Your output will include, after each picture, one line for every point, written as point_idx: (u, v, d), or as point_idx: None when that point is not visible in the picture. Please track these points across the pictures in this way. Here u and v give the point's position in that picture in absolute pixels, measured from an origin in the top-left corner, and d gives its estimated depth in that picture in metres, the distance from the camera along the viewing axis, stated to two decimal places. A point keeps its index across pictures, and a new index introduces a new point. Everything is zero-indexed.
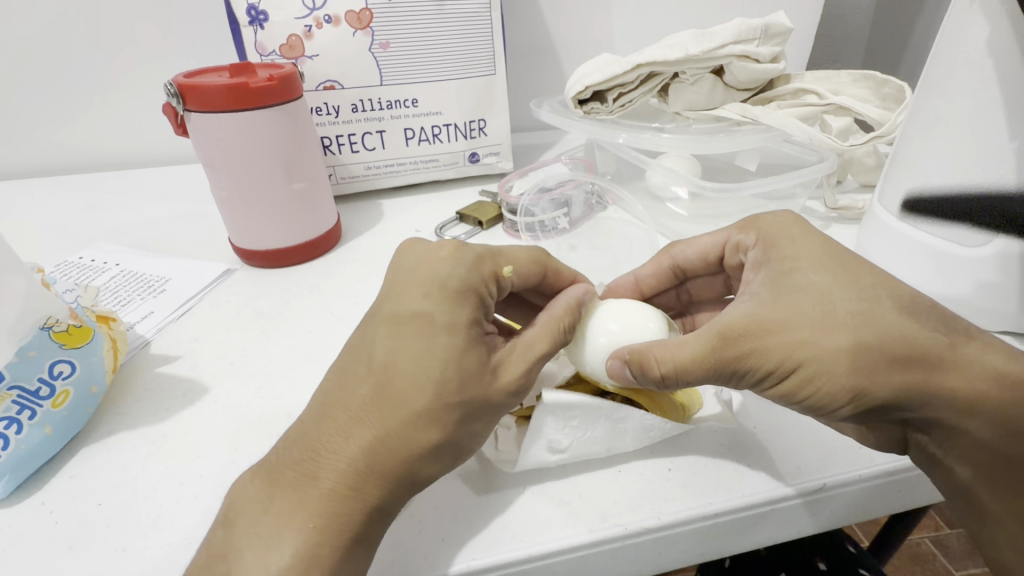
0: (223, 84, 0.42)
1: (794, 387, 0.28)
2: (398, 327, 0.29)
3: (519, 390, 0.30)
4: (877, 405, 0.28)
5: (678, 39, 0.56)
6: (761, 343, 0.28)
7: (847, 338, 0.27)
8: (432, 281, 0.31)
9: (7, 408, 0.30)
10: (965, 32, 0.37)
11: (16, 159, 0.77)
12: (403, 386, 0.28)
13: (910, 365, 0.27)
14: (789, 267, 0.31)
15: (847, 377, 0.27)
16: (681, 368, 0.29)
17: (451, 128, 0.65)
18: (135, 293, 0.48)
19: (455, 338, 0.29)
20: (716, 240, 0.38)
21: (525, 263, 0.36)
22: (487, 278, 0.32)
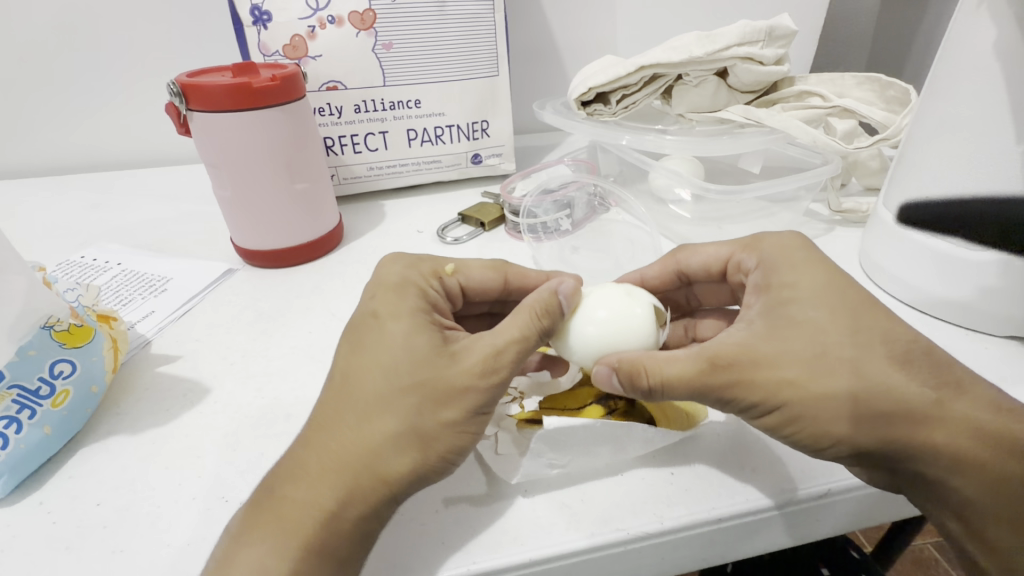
0: (226, 84, 0.42)
1: (778, 422, 0.28)
2: (354, 330, 0.32)
3: (488, 368, 0.28)
4: (862, 449, 0.28)
5: (682, 41, 0.56)
6: (752, 375, 0.28)
7: (837, 381, 0.27)
8: (377, 286, 0.33)
9: (7, 407, 0.30)
10: (972, 35, 0.36)
11: (20, 158, 0.77)
12: (356, 378, 0.29)
13: (898, 416, 0.27)
14: (788, 299, 0.30)
15: (832, 418, 0.27)
16: (667, 385, 0.29)
17: (453, 130, 0.65)
18: (137, 293, 0.48)
19: (397, 324, 0.30)
20: (724, 254, 0.37)
21: (479, 270, 0.37)
22: (427, 276, 0.35)
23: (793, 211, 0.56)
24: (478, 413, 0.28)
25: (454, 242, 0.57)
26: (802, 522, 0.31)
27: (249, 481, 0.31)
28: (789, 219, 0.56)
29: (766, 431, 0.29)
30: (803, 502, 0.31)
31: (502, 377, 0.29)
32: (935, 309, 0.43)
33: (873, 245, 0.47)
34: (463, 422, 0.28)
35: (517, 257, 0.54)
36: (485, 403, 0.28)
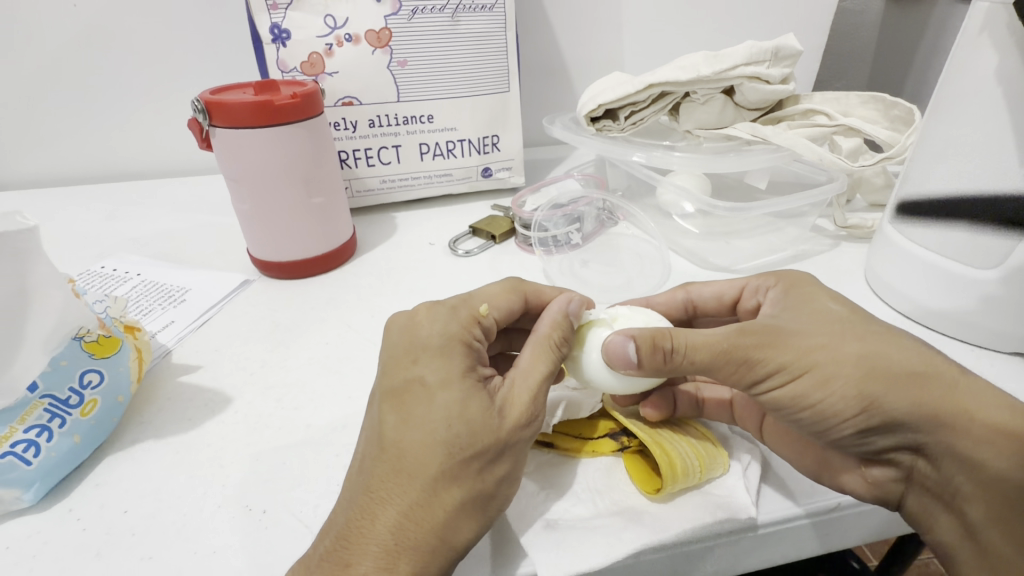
0: (249, 102, 0.44)
1: (803, 392, 0.29)
2: (397, 397, 0.30)
3: (528, 420, 0.30)
4: (887, 415, 0.28)
5: (690, 60, 0.57)
6: (779, 340, 0.30)
7: (861, 349, 0.29)
8: (418, 346, 0.31)
9: (40, 417, 0.31)
10: (975, 61, 0.37)
11: (39, 168, 0.79)
12: (416, 457, 0.28)
13: (922, 382, 0.28)
14: (807, 296, 0.33)
15: (861, 382, 0.28)
16: (694, 347, 0.30)
17: (464, 144, 0.67)
18: (157, 303, 0.49)
19: (451, 391, 0.29)
20: (735, 284, 0.39)
21: (502, 298, 0.37)
22: (467, 324, 0.33)
23: (800, 226, 0.56)
24: (520, 463, 0.31)
25: (465, 255, 0.58)
26: (823, 532, 0.32)
27: (271, 490, 0.32)
28: (796, 235, 0.57)
29: (786, 406, 0.30)
30: (819, 514, 0.31)
31: (537, 426, 0.31)
32: (942, 322, 0.43)
33: (878, 261, 0.48)
34: (512, 474, 0.30)
35: (527, 270, 0.55)
36: (525, 451, 0.31)
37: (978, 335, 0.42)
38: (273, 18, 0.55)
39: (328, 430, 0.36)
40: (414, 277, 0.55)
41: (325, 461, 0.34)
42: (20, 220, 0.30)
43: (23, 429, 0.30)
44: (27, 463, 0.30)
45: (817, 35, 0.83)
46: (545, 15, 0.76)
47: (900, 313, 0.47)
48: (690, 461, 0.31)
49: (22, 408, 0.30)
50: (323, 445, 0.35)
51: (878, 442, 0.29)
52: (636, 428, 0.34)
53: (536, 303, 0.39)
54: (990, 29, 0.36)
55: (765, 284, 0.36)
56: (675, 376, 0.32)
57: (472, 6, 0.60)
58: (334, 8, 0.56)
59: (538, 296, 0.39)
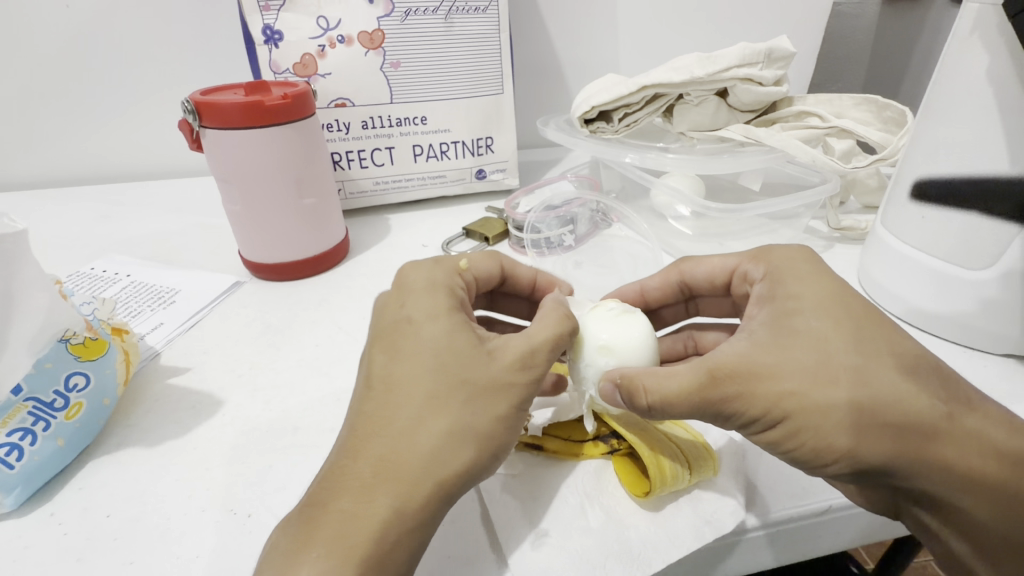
0: (240, 102, 0.44)
1: (778, 438, 0.28)
2: (387, 336, 0.30)
3: (529, 361, 0.29)
4: (867, 465, 0.27)
5: (684, 62, 0.57)
6: (753, 388, 0.27)
7: (840, 397, 0.26)
8: (405, 290, 0.32)
9: (23, 420, 0.30)
10: (964, 62, 0.37)
11: (31, 169, 0.78)
12: (403, 386, 0.28)
13: (904, 433, 0.26)
14: (790, 310, 0.30)
15: (836, 434, 0.26)
16: (667, 402, 0.29)
17: (458, 145, 0.66)
18: (146, 304, 0.49)
19: (438, 325, 0.30)
20: (727, 268, 0.37)
21: (483, 262, 0.37)
22: (454, 275, 0.35)
23: (793, 228, 0.57)
24: (523, 407, 0.29)
25: None
26: (806, 536, 0.33)
27: (258, 493, 0.32)
28: (790, 237, 0.57)
29: (763, 445, 0.29)
30: (804, 518, 0.31)
31: (541, 371, 0.30)
32: (936, 323, 0.43)
33: (872, 263, 0.48)
34: (510, 416, 0.29)
35: None
36: (528, 396, 0.29)
37: (969, 337, 0.42)
38: (266, 19, 0.55)
39: (316, 434, 0.36)
40: None
41: (312, 465, 0.33)
42: (8, 223, 0.30)
43: (6, 432, 0.29)
44: (10, 468, 0.29)
45: None
46: (540, 18, 0.76)
47: (895, 316, 0.46)
48: (679, 464, 0.31)
49: (6, 409, 0.30)
50: (311, 449, 0.34)
51: (860, 482, 0.28)
52: (624, 429, 0.34)
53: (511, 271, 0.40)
54: (980, 30, 0.36)
55: (754, 275, 0.35)
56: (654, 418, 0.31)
57: (465, 8, 0.60)
58: (326, 9, 0.56)
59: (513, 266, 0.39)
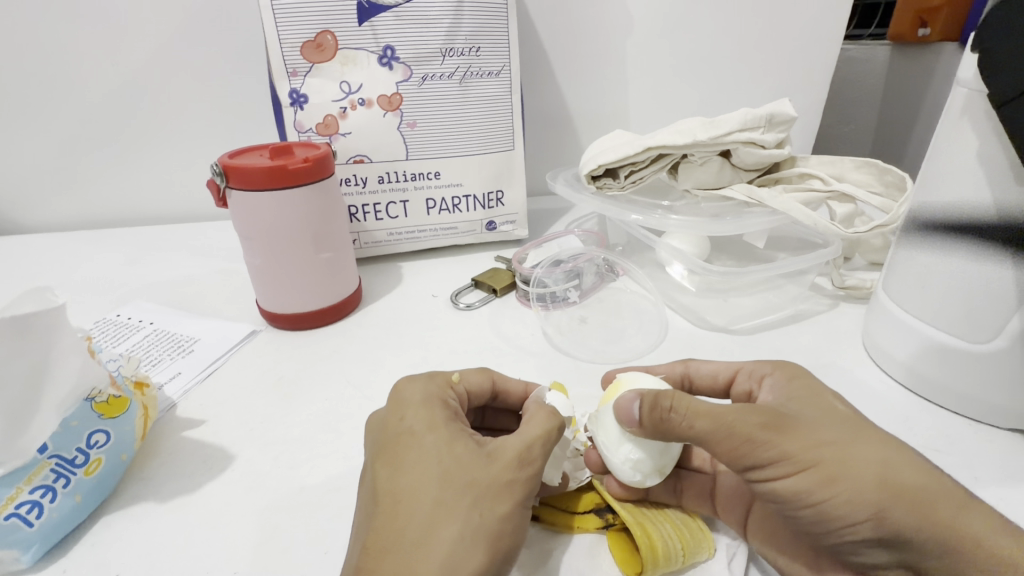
0: (264, 166, 0.46)
1: (803, 487, 0.28)
2: (389, 452, 0.32)
3: (526, 460, 0.31)
4: (895, 527, 0.27)
5: (687, 126, 0.59)
6: (783, 428, 0.29)
7: (873, 458, 0.28)
8: (402, 405, 0.34)
9: (46, 477, 0.32)
10: (956, 142, 0.38)
11: (67, 212, 0.83)
12: (409, 498, 0.29)
13: (933, 502, 0.27)
14: (811, 392, 0.33)
15: (862, 486, 0.27)
16: (693, 415, 0.30)
17: (470, 199, 0.69)
18: (166, 353, 0.51)
19: (438, 435, 0.32)
20: (732, 365, 0.40)
21: (468, 373, 0.39)
22: (444, 387, 0.36)
23: (799, 284, 0.58)
24: (524, 506, 0.31)
25: (467, 308, 0.59)
26: None
27: (261, 555, 0.33)
28: (796, 293, 0.58)
29: (786, 496, 0.29)
30: None
31: (538, 469, 0.31)
32: (941, 393, 0.43)
33: (875, 326, 0.48)
34: (517, 517, 0.30)
35: (526, 327, 0.56)
36: (527, 494, 0.31)
37: (974, 410, 0.41)
38: (293, 83, 0.59)
39: (321, 493, 0.37)
40: (416, 331, 0.56)
41: (315, 526, 0.34)
42: (51, 298, 0.32)
43: (29, 489, 0.31)
44: (30, 525, 0.31)
45: (817, 95, 0.85)
46: (552, 76, 0.80)
47: (889, 375, 0.47)
48: (673, 544, 0.31)
49: (31, 468, 0.31)
50: (315, 509, 0.35)
51: (875, 555, 0.29)
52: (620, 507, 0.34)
53: (503, 388, 0.40)
54: (969, 113, 0.37)
55: (761, 370, 0.37)
56: (673, 438, 0.32)
57: (479, 73, 0.64)
58: (349, 75, 0.60)
59: (503, 381, 0.41)
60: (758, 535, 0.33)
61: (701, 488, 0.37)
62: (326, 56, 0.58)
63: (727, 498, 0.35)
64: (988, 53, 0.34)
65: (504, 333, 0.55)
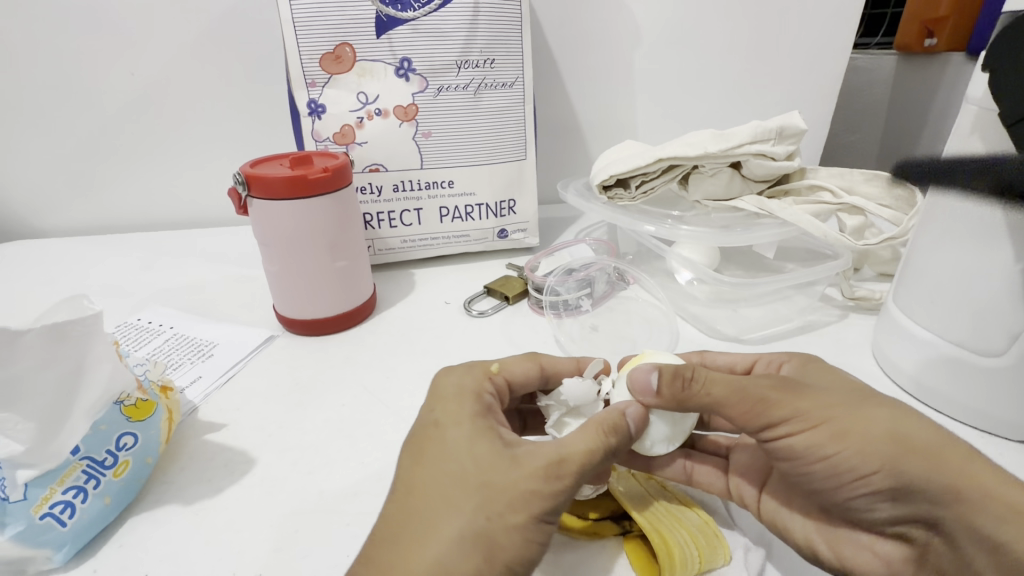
0: (286, 175, 0.47)
1: (815, 441, 0.31)
2: (417, 441, 0.33)
3: (553, 473, 0.30)
4: (903, 479, 0.29)
5: (698, 137, 0.60)
6: (794, 392, 0.32)
7: (878, 414, 0.31)
8: (438, 397, 0.36)
9: (77, 478, 0.33)
10: (968, 158, 0.39)
11: (85, 216, 0.85)
12: (421, 490, 0.30)
13: (938, 455, 0.29)
14: (821, 371, 0.36)
15: (868, 439, 0.30)
16: (710, 382, 0.33)
17: (482, 208, 0.70)
18: (185, 358, 0.52)
19: (462, 430, 0.33)
20: (749, 357, 0.42)
21: (509, 362, 0.40)
22: (483, 381, 0.38)
23: (808, 295, 0.58)
24: (541, 523, 0.29)
25: (479, 315, 0.60)
26: None
27: (283, 558, 0.33)
28: (805, 304, 0.59)
29: (800, 453, 0.32)
30: None
31: (565, 483, 0.30)
32: (951, 406, 0.43)
33: (885, 337, 0.49)
34: (530, 525, 0.29)
35: (538, 334, 0.57)
36: (549, 510, 0.30)
37: (984, 423, 0.42)
38: (311, 94, 0.60)
39: (341, 498, 0.37)
40: (429, 338, 0.57)
41: (334, 531, 0.35)
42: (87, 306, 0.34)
43: (62, 490, 0.32)
44: (62, 525, 0.32)
45: (825, 107, 0.86)
46: (563, 87, 0.81)
47: (899, 386, 0.48)
48: (689, 551, 0.32)
49: (63, 469, 0.32)
50: (334, 514, 0.36)
51: (886, 510, 0.31)
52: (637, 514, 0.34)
53: (552, 370, 0.41)
54: (980, 130, 0.38)
55: (778, 359, 0.39)
56: (691, 409, 0.34)
57: (493, 84, 0.65)
58: (366, 85, 0.61)
59: (551, 364, 0.41)
60: (772, 504, 0.37)
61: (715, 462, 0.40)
62: (344, 68, 0.60)
63: (741, 471, 0.39)
64: (999, 73, 0.35)
65: (516, 340, 0.56)
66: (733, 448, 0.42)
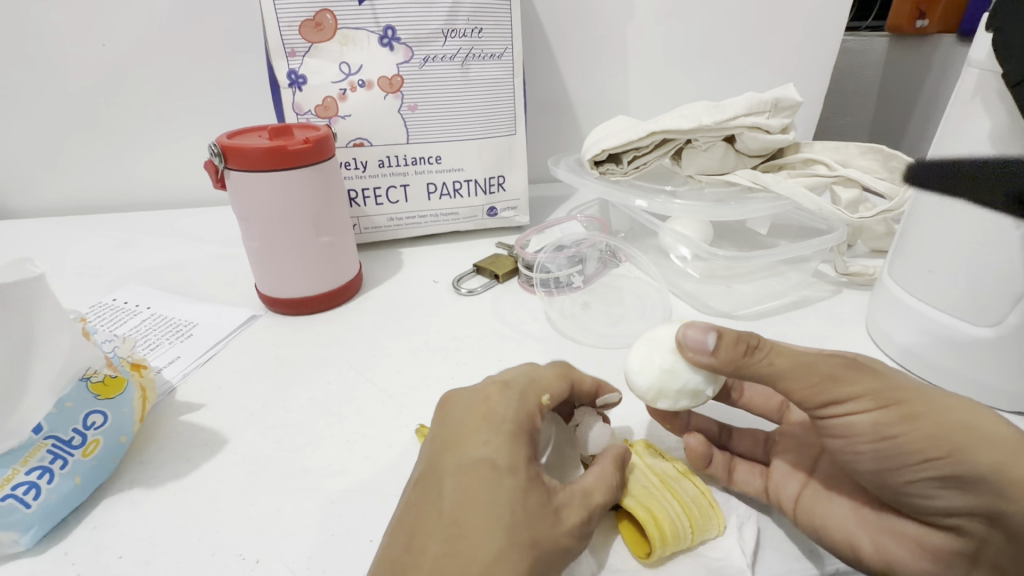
0: (264, 146, 0.45)
1: (883, 420, 0.29)
2: (463, 476, 0.29)
3: (585, 534, 0.30)
4: (974, 471, 0.27)
5: (692, 110, 0.59)
6: (869, 366, 0.30)
7: (956, 403, 0.29)
8: (492, 426, 0.31)
9: (42, 458, 0.31)
10: (969, 124, 0.38)
11: (58, 196, 0.82)
12: (468, 541, 0.27)
13: (1017, 451, 0.27)
14: None
15: (944, 421, 0.28)
16: (776, 350, 0.30)
17: (471, 184, 0.68)
18: (164, 338, 0.50)
19: (517, 479, 0.29)
20: None
21: (553, 382, 0.36)
22: (533, 411, 0.33)
23: (802, 271, 0.57)
24: None
25: (469, 293, 0.59)
26: None
27: (266, 537, 0.32)
28: (799, 280, 0.57)
29: (862, 431, 0.30)
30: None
31: (591, 542, 0.30)
32: (945, 377, 0.43)
33: (879, 311, 0.48)
34: None
35: (529, 312, 0.56)
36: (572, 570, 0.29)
37: (979, 394, 0.42)
38: (291, 64, 0.57)
39: (325, 477, 0.36)
40: (417, 315, 0.55)
41: (317, 509, 0.34)
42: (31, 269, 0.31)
43: (25, 471, 0.31)
44: (27, 506, 0.30)
45: (819, 83, 0.85)
46: (553, 61, 0.79)
47: (892, 359, 0.47)
48: (681, 523, 0.31)
49: (27, 449, 0.31)
50: (317, 493, 0.35)
51: (938, 498, 0.29)
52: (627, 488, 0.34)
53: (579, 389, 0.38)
54: (982, 94, 0.37)
55: (851, 346, 0.38)
56: (748, 376, 0.31)
57: (481, 55, 0.63)
58: (349, 55, 0.58)
59: (580, 384, 0.38)
60: (816, 485, 0.35)
61: (755, 450, 0.39)
62: (325, 36, 0.57)
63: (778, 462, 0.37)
64: (1004, 33, 0.34)
65: (506, 318, 0.55)
66: (776, 431, 0.40)
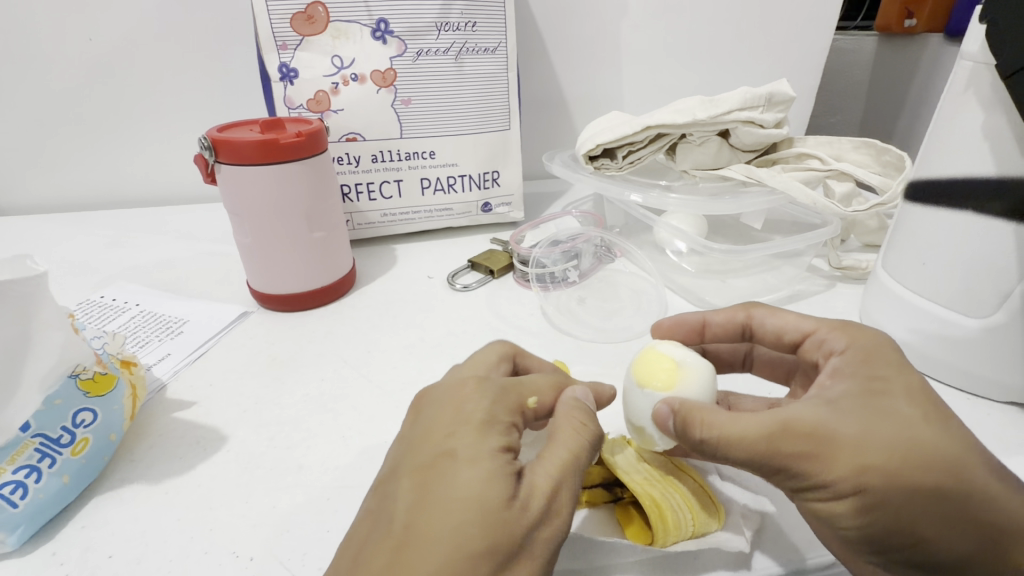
0: (255, 140, 0.45)
1: (845, 512, 0.27)
2: (424, 470, 0.27)
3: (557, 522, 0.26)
4: (939, 550, 0.27)
5: (687, 104, 0.59)
6: (834, 452, 0.26)
7: (930, 485, 0.26)
8: (457, 417, 0.29)
9: (29, 457, 0.30)
10: (962, 117, 0.38)
11: (44, 193, 0.80)
12: (423, 543, 0.24)
13: (983, 528, 0.26)
14: (880, 386, 0.29)
15: (911, 511, 0.26)
16: (725, 441, 0.28)
17: (465, 179, 0.68)
18: (154, 335, 0.50)
19: (476, 471, 0.26)
20: (802, 325, 0.35)
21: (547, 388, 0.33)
22: (512, 407, 0.31)
23: (796, 265, 0.58)
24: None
25: (464, 289, 0.58)
26: None
27: (260, 535, 0.32)
28: (793, 274, 0.58)
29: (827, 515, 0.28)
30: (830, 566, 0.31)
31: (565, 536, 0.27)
32: (936, 369, 0.44)
33: (872, 303, 0.48)
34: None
35: (524, 307, 0.55)
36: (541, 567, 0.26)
37: (972, 384, 0.42)
38: (282, 57, 0.57)
39: (320, 473, 0.36)
40: (412, 311, 0.55)
41: (312, 506, 0.33)
42: (30, 266, 0.31)
43: (12, 469, 0.30)
44: (14, 506, 0.30)
45: (811, 80, 0.85)
46: (547, 57, 0.78)
47: None
48: (682, 515, 0.31)
49: (13, 447, 0.30)
50: (312, 489, 0.35)
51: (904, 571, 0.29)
52: (626, 480, 0.34)
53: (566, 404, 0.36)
54: (975, 87, 0.37)
55: (833, 343, 0.33)
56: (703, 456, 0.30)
57: (475, 49, 0.62)
58: (341, 49, 0.58)
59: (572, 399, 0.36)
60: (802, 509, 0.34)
61: None
62: (317, 29, 0.56)
63: None
64: (997, 25, 0.34)
65: (502, 313, 0.54)
66: None
